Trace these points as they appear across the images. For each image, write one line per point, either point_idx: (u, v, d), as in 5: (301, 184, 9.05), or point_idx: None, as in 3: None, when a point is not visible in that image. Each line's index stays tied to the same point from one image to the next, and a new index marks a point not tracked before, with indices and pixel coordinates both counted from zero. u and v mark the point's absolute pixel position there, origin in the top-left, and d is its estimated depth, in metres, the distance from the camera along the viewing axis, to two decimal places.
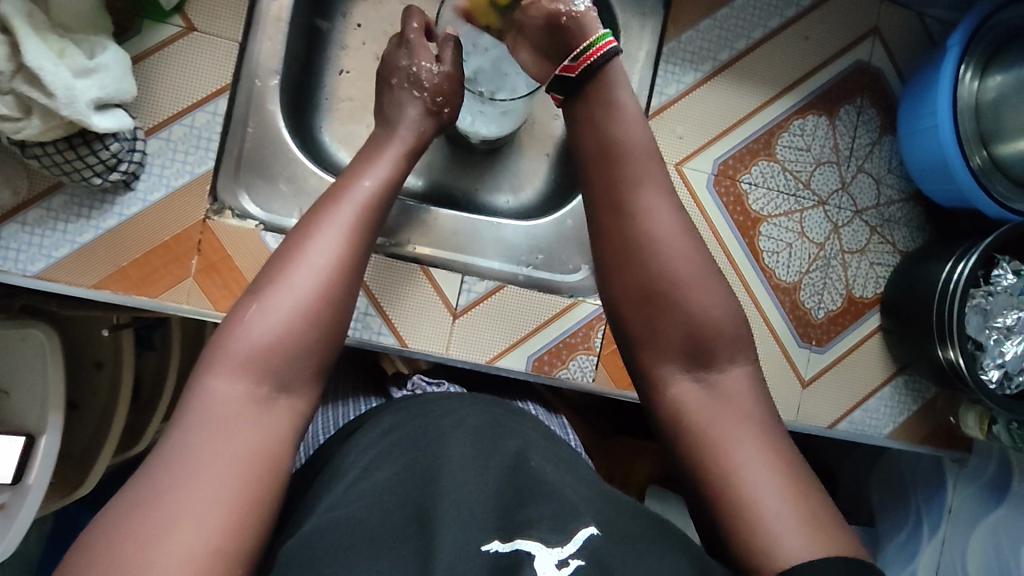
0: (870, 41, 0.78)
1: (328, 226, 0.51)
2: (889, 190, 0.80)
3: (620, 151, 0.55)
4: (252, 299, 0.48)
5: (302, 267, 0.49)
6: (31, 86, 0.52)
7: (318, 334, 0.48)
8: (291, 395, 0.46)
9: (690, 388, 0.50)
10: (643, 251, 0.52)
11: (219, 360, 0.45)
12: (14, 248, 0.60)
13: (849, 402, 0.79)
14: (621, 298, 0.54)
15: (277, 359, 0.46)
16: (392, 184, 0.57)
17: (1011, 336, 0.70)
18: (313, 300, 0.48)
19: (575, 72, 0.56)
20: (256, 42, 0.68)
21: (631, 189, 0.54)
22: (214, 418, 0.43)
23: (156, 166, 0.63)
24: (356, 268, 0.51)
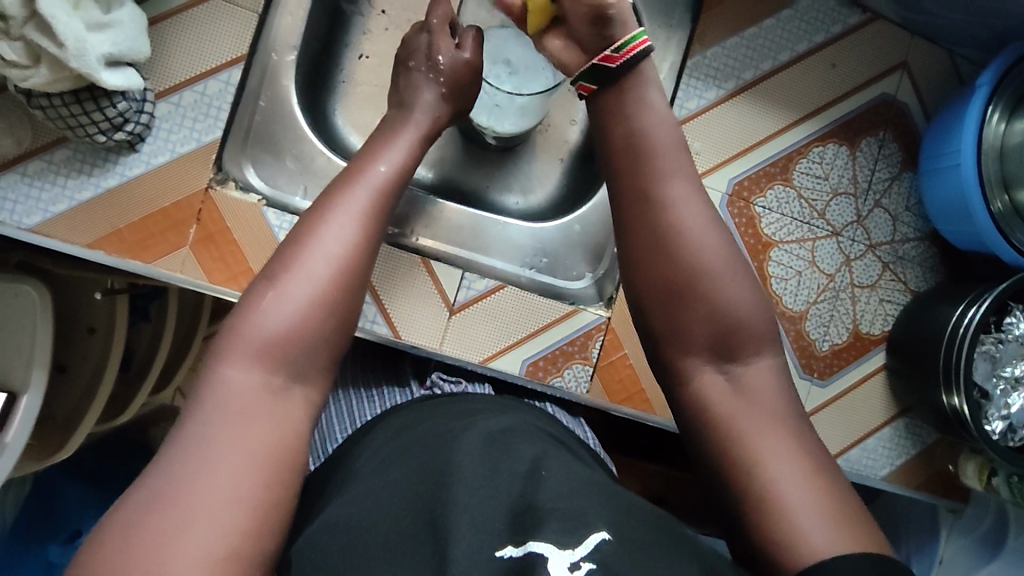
0: (897, 75, 0.77)
1: (342, 210, 0.50)
2: (905, 227, 0.78)
3: (649, 159, 0.54)
4: (268, 284, 0.46)
5: (317, 253, 0.47)
6: (42, 34, 0.51)
7: (330, 324, 0.47)
8: (306, 384, 0.45)
9: (718, 387, 0.49)
10: (672, 248, 0.51)
11: (234, 348, 0.44)
12: (12, 199, 0.59)
13: (847, 440, 0.77)
14: (646, 298, 0.52)
15: (295, 348, 0.45)
16: (407, 170, 0.56)
17: (1018, 388, 0.69)
18: (327, 287, 0.47)
19: (614, 63, 0.57)
20: (277, 16, 0.68)
21: (663, 184, 0.52)
22: (228, 409, 0.42)
23: (164, 130, 0.62)
24: (370, 256, 0.50)
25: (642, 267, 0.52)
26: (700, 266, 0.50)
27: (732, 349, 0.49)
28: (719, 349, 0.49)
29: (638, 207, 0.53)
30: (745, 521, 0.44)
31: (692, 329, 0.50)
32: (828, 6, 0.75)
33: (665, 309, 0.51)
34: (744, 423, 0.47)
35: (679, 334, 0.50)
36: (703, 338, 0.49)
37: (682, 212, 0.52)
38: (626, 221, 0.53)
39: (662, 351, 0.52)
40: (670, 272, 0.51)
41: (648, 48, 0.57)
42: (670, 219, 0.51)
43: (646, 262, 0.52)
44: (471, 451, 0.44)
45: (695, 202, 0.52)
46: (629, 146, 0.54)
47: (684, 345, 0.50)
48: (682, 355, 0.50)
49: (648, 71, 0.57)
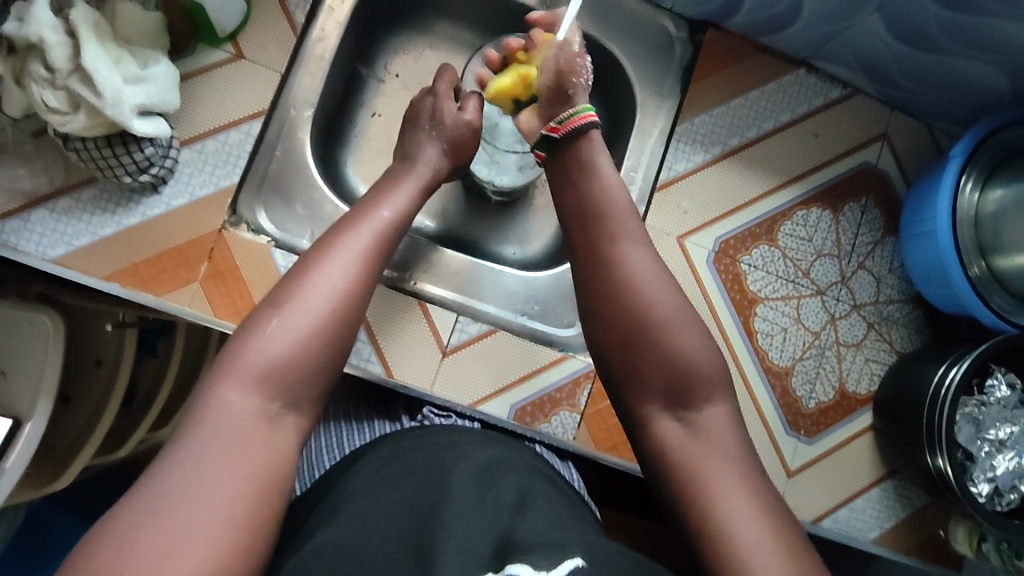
0: (878, 145, 0.81)
1: (343, 250, 0.53)
2: (889, 289, 0.80)
3: (611, 214, 0.59)
4: (271, 312, 0.49)
5: (319, 290, 0.51)
6: (83, 85, 0.57)
7: (326, 353, 0.49)
8: (299, 413, 0.48)
9: (674, 430, 0.52)
10: (627, 298, 0.55)
11: (233, 372, 0.46)
12: (39, 232, 0.64)
13: (833, 499, 0.77)
14: (601, 342, 0.56)
15: (293, 377, 0.48)
16: (408, 216, 0.60)
17: (1003, 451, 0.69)
18: (328, 321, 0.50)
19: (557, 133, 0.63)
20: (297, 76, 0.72)
21: (617, 242, 0.58)
22: (227, 430, 0.44)
23: (185, 174, 0.67)
24: (367, 293, 0.53)
25: (598, 315, 0.56)
26: (654, 318, 0.54)
27: (688, 401, 0.53)
28: (673, 397, 0.53)
29: (620, 258, 0.57)
30: (717, 566, 0.46)
31: (646, 374, 0.54)
32: (810, 81, 0.80)
33: (626, 352, 0.55)
34: (707, 465, 0.50)
35: (638, 379, 0.54)
36: (659, 384, 0.53)
37: (632, 267, 0.56)
38: (609, 272, 0.57)
39: (622, 398, 0.56)
40: (625, 319, 0.55)
41: (591, 121, 0.62)
42: (618, 270, 0.56)
43: (607, 313, 0.56)
44: (443, 484, 0.46)
45: (645, 259, 0.57)
46: (609, 205, 0.60)
47: (641, 391, 0.54)
48: (642, 404, 0.54)
49: (595, 139, 0.62)
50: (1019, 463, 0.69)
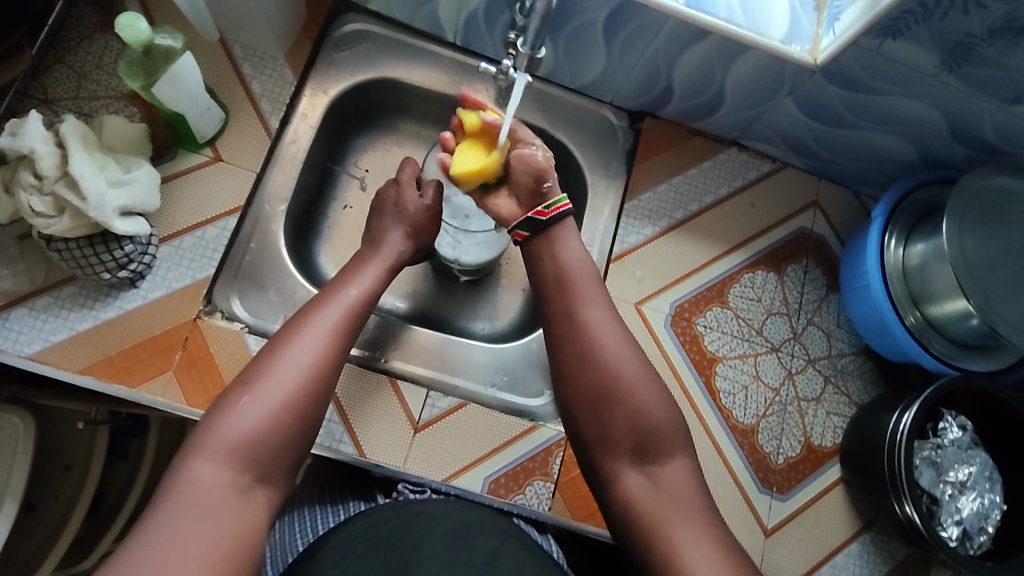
0: (811, 211, 0.88)
1: (313, 327, 0.58)
2: (840, 343, 0.84)
3: (569, 286, 0.65)
4: (242, 390, 0.53)
5: (289, 366, 0.55)
6: (69, 190, 0.61)
7: (295, 426, 0.54)
8: (268, 485, 0.52)
9: (637, 482, 0.58)
10: (590, 363, 0.62)
11: (207, 447, 0.50)
12: (17, 330, 0.66)
13: (812, 557, 0.77)
14: (570, 399, 0.62)
15: (263, 450, 0.52)
16: (375, 294, 0.65)
17: (964, 492, 0.71)
18: (297, 395, 0.54)
19: (545, 217, 0.68)
20: (272, 175, 0.77)
21: (582, 311, 0.64)
22: (199, 504, 0.48)
23: (163, 269, 0.71)
24: (335, 367, 0.58)
25: (571, 378, 0.62)
26: (621, 376, 0.61)
27: (653, 455, 0.59)
28: (640, 454, 0.59)
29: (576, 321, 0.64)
30: None
31: (614, 431, 0.60)
32: (741, 158, 0.89)
33: (592, 409, 0.61)
34: (659, 514, 0.56)
35: (603, 434, 0.60)
36: (625, 442, 0.59)
37: (594, 333, 0.63)
38: (570, 336, 0.63)
39: (592, 457, 0.61)
40: (596, 378, 0.61)
41: (569, 209, 0.69)
42: (586, 334, 0.63)
43: (579, 372, 0.62)
44: None
45: (609, 323, 0.64)
46: (569, 274, 0.66)
47: (610, 448, 0.60)
48: (607, 454, 0.60)
49: (569, 224, 0.69)
50: (981, 503, 0.71)
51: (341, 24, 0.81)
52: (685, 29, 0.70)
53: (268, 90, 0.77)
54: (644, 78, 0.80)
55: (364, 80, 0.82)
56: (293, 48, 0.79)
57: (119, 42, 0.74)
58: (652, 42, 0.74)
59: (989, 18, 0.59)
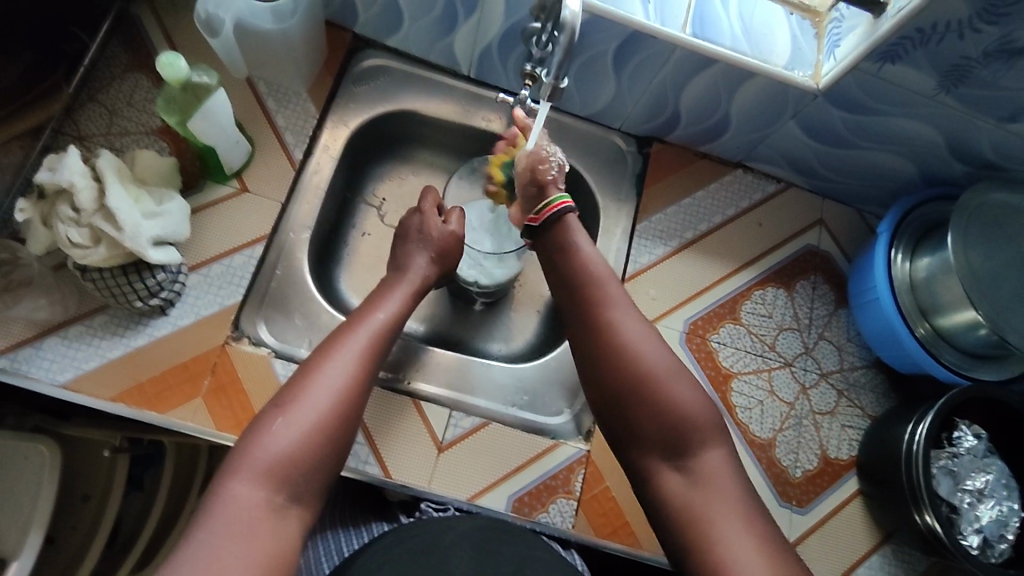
0: (817, 229, 0.91)
1: (344, 349, 0.60)
2: (851, 356, 0.86)
3: (595, 291, 0.67)
4: (278, 411, 0.55)
5: (322, 386, 0.57)
6: (106, 221, 0.63)
7: (328, 445, 0.55)
8: (302, 504, 0.53)
9: (675, 479, 0.59)
10: (618, 361, 0.63)
11: (243, 466, 0.52)
12: (50, 359, 0.68)
13: (835, 571, 0.78)
14: (603, 402, 0.64)
15: (298, 469, 0.53)
16: (402, 317, 0.67)
17: (983, 500, 0.72)
18: (329, 415, 0.56)
19: (537, 222, 0.72)
20: (296, 205, 0.79)
21: (607, 314, 0.66)
22: (236, 520, 0.49)
23: (191, 297, 0.72)
24: (366, 388, 0.60)
25: (597, 379, 0.64)
26: (648, 375, 0.62)
27: (685, 451, 0.59)
28: (671, 449, 0.60)
29: (598, 320, 0.66)
30: None
31: (646, 432, 0.61)
32: (747, 179, 0.92)
33: (624, 412, 0.62)
34: (705, 511, 0.56)
35: (636, 440, 0.62)
36: (655, 437, 0.61)
37: (619, 331, 0.64)
38: (594, 336, 0.65)
39: (628, 453, 0.63)
40: (626, 382, 0.62)
41: (567, 207, 0.72)
42: (607, 334, 0.64)
43: (603, 373, 0.63)
44: None
45: (632, 323, 0.65)
46: (592, 277, 0.68)
47: (642, 445, 0.62)
48: (641, 465, 0.62)
49: (571, 222, 0.72)
50: (1000, 511, 0.72)
51: (360, 59, 0.84)
52: (691, 58, 0.74)
53: (291, 123, 0.80)
54: (652, 104, 0.84)
55: (382, 112, 0.85)
56: (316, 83, 0.82)
57: (149, 80, 0.77)
58: (660, 70, 0.77)
59: (982, 42, 0.62)
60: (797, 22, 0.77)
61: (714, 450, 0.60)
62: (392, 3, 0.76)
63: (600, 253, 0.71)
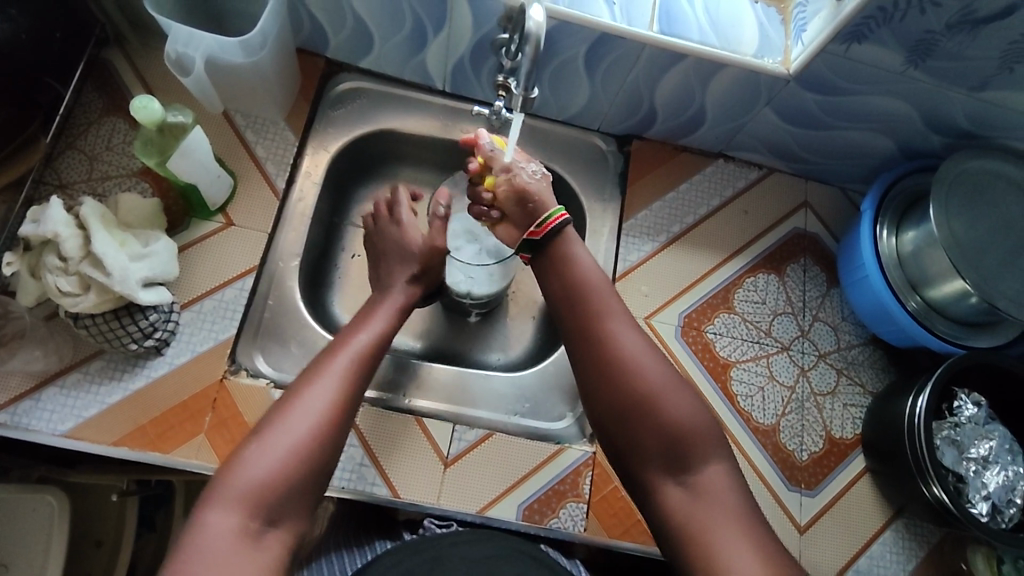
0: (802, 211, 0.91)
1: (326, 375, 0.60)
2: (848, 335, 0.87)
3: (593, 298, 0.67)
4: (257, 438, 0.54)
5: (303, 413, 0.56)
6: (93, 268, 0.63)
7: (310, 471, 0.55)
8: (282, 530, 0.52)
9: (676, 492, 0.59)
10: (617, 369, 0.63)
11: (221, 493, 0.51)
12: (49, 410, 0.68)
13: (850, 550, 0.78)
14: (602, 411, 0.64)
15: (277, 495, 0.52)
16: (384, 337, 0.67)
17: (988, 467, 0.73)
18: (311, 440, 0.55)
19: (538, 236, 0.72)
20: (282, 234, 0.79)
21: (604, 322, 0.65)
22: (214, 547, 0.48)
23: (186, 334, 0.73)
24: (348, 413, 0.59)
25: (597, 386, 0.64)
26: (646, 382, 0.62)
27: (685, 462, 0.59)
28: (676, 459, 0.60)
29: (597, 327, 0.65)
30: None
31: (644, 440, 0.61)
32: (729, 168, 0.92)
33: (623, 418, 0.62)
34: (713, 505, 0.57)
35: (636, 451, 0.61)
36: (655, 448, 0.60)
37: (620, 339, 0.64)
38: (590, 343, 0.65)
39: (628, 466, 0.62)
40: (626, 389, 0.62)
41: (564, 220, 0.71)
42: (607, 340, 0.64)
43: (603, 381, 0.63)
44: None
45: (630, 331, 0.65)
46: (588, 284, 0.68)
47: (644, 459, 0.61)
48: (642, 471, 0.61)
49: (570, 234, 0.71)
50: (1006, 476, 0.73)
51: (335, 83, 0.85)
52: (661, 55, 0.74)
53: (272, 153, 0.80)
54: (628, 103, 0.84)
55: (361, 134, 0.85)
56: (293, 111, 0.82)
57: (126, 124, 0.77)
58: (632, 69, 0.78)
59: (945, 15, 0.63)
60: (762, 10, 0.78)
61: (715, 443, 0.60)
62: (362, 26, 0.77)
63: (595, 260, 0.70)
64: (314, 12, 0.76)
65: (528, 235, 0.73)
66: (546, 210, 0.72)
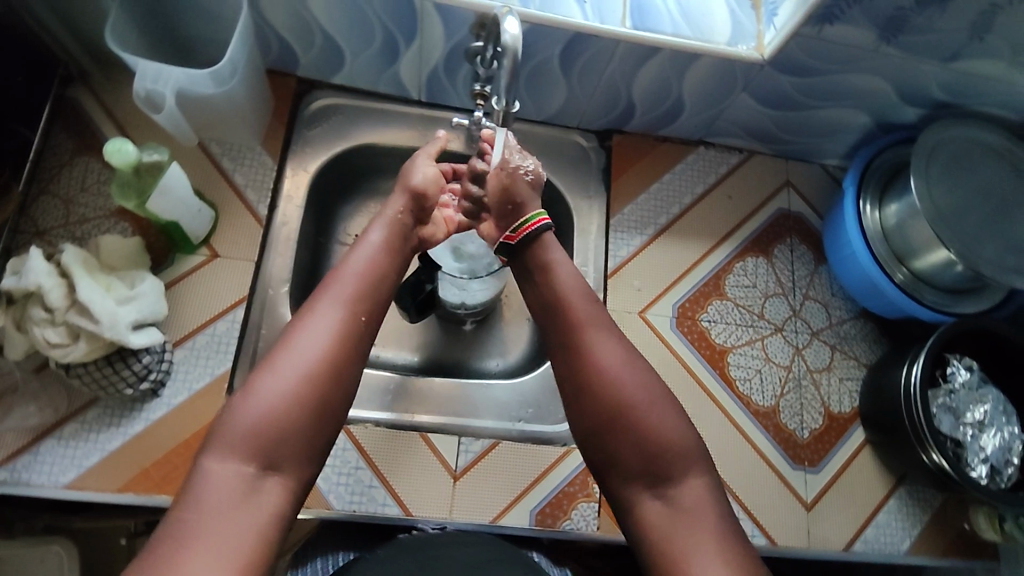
0: (785, 192, 0.92)
1: (321, 309, 0.58)
2: (838, 311, 0.88)
3: (571, 308, 0.65)
4: (253, 382, 0.54)
5: (297, 352, 0.55)
6: (80, 316, 0.62)
7: (309, 410, 0.54)
8: (283, 476, 0.52)
9: (656, 507, 0.59)
10: (597, 384, 0.62)
11: (219, 441, 0.51)
12: (49, 463, 0.66)
13: (857, 521, 0.80)
14: (582, 424, 0.63)
15: (274, 439, 0.52)
16: (385, 262, 0.64)
17: (985, 430, 0.75)
18: (306, 379, 0.54)
19: (514, 241, 0.69)
20: (269, 259, 0.78)
21: (582, 331, 0.64)
22: (214, 497, 0.49)
23: (181, 372, 0.71)
24: (350, 341, 0.57)
25: (577, 400, 0.63)
26: (626, 396, 0.61)
27: (664, 478, 0.59)
28: (672, 469, 0.59)
29: (575, 337, 0.64)
30: None
31: (624, 456, 0.60)
32: (710, 154, 0.92)
33: (604, 433, 0.61)
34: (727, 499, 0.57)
35: (617, 466, 0.61)
36: (636, 465, 0.60)
37: (597, 351, 0.63)
38: (570, 355, 0.64)
39: (608, 476, 0.62)
40: (605, 404, 0.61)
41: (543, 225, 0.69)
42: (585, 352, 0.63)
43: (581, 399, 0.62)
44: None
45: (610, 342, 0.64)
46: (567, 292, 0.66)
47: (624, 474, 0.61)
48: (624, 488, 0.61)
49: (548, 240, 0.69)
50: (1003, 438, 0.75)
51: (308, 101, 0.83)
52: (636, 50, 0.74)
53: (251, 180, 0.79)
54: (606, 99, 0.84)
55: (340, 151, 0.84)
56: (268, 134, 0.81)
57: (98, 162, 0.75)
58: (608, 66, 0.77)
59: None
60: None
61: None
62: (331, 42, 0.75)
63: (573, 266, 0.68)
64: (281, 32, 0.74)
65: (504, 239, 0.71)
66: (524, 215, 0.70)
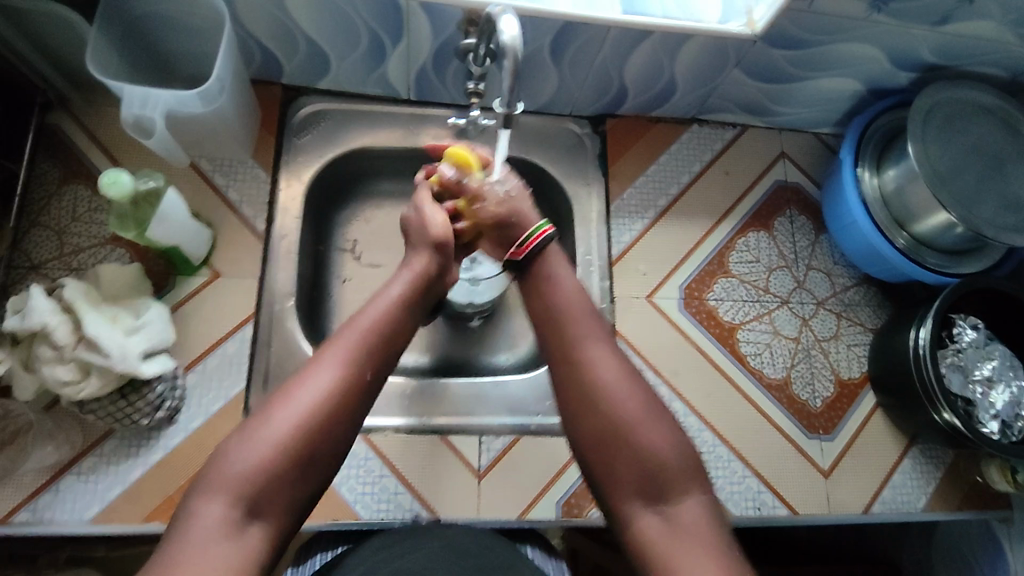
0: (781, 163, 0.92)
1: (328, 358, 0.55)
2: (842, 278, 0.89)
3: (571, 324, 0.62)
4: (244, 430, 0.51)
5: (296, 400, 0.52)
6: (89, 351, 0.61)
7: (298, 461, 0.51)
8: (263, 521, 0.49)
9: (654, 524, 0.54)
10: (596, 400, 0.57)
11: (209, 485, 0.49)
12: (72, 499, 0.66)
13: (874, 484, 0.81)
14: (578, 441, 0.58)
15: (259, 489, 0.49)
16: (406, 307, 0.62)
17: (994, 386, 0.76)
18: (301, 428, 0.51)
19: (520, 256, 0.67)
20: (273, 274, 0.77)
21: (581, 347, 0.60)
22: (194, 539, 0.47)
23: (195, 397, 0.71)
24: (359, 394, 0.54)
25: (576, 417, 0.58)
26: (625, 412, 0.57)
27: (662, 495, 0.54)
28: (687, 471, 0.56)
29: (574, 352, 0.60)
30: None
31: (622, 473, 0.55)
32: (704, 131, 0.92)
33: (601, 449, 0.57)
34: None
35: (612, 483, 0.56)
36: (632, 482, 0.55)
37: (597, 367, 0.59)
38: (567, 369, 0.60)
39: (603, 497, 0.57)
40: (604, 420, 0.57)
41: (548, 236, 0.67)
42: (585, 368, 0.59)
43: (578, 414, 0.58)
44: None
45: (610, 359, 0.60)
46: (567, 308, 0.62)
47: (618, 492, 0.56)
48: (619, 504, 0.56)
49: (554, 252, 0.67)
50: (1012, 392, 0.76)
51: (296, 109, 0.82)
52: (627, 34, 0.73)
53: (245, 195, 0.77)
54: (597, 85, 0.83)
55: (332, 157, 0.82)
56: (258, 146, 0.79)
57: (88, 190, 0.73)
58: (599, 52, 0.76)
59: None
60: None
61: None
62: (315, 49, 0.73)
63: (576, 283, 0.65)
64: (263, 43, 0.72)
65: (510, 255, 0.68)
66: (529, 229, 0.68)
